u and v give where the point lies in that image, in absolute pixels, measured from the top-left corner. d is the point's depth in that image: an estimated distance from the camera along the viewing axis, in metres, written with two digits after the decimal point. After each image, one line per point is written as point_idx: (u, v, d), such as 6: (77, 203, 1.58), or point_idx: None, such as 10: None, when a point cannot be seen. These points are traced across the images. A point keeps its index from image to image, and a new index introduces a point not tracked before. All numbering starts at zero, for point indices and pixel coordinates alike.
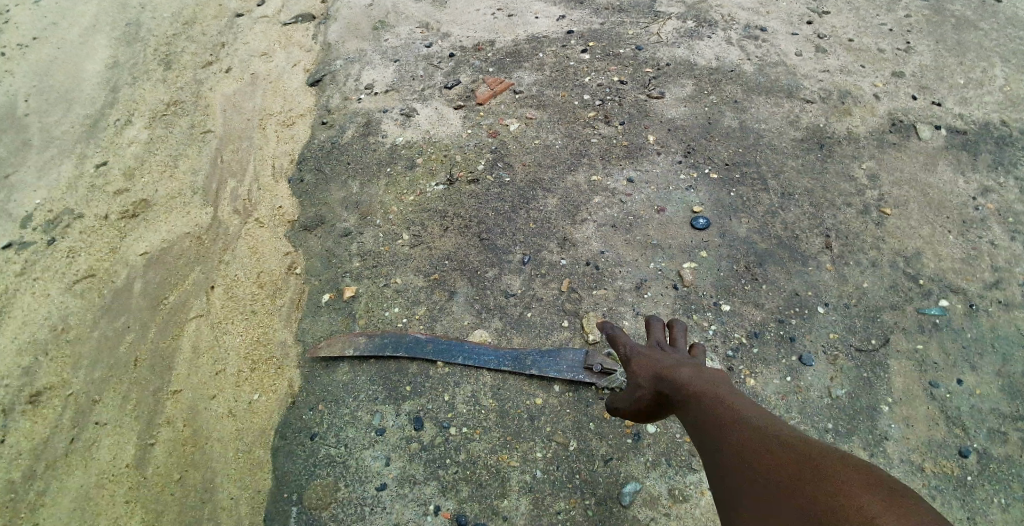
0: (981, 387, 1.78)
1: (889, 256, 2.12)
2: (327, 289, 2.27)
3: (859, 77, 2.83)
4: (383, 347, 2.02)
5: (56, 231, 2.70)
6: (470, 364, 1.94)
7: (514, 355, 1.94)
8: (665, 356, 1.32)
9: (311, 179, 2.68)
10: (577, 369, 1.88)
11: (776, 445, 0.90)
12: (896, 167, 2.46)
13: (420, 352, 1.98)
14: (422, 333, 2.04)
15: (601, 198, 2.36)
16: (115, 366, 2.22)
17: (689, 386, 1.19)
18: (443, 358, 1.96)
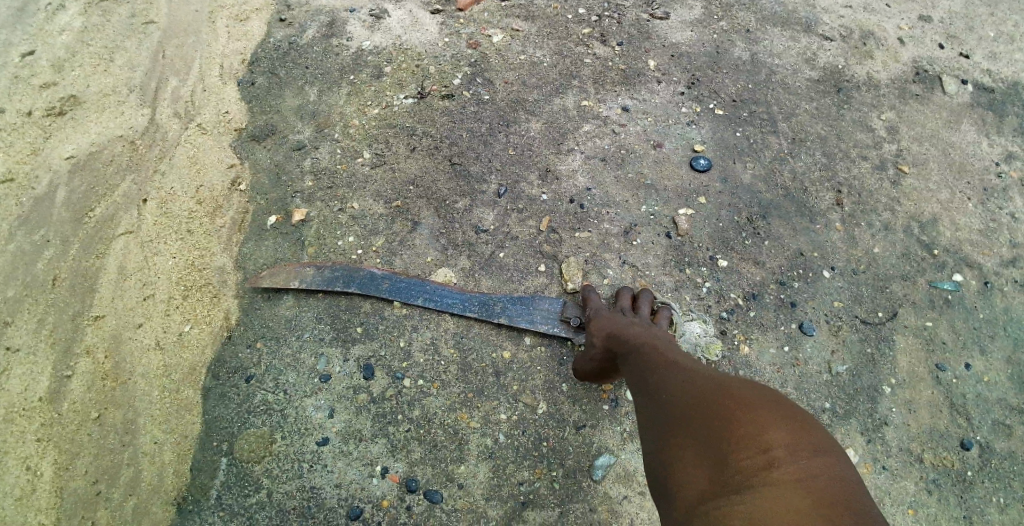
0: (990, 374, 1.64)
1: (902, 220, 1.94)
2: (275, 213, 1.99)
3: (884, 17, 2.54)
4: (332, 280, 1.79)
5: None
6: (431, 306, 1.72)
7: (481, 300, 1.73)
8: (623, 318, 1.51)
9: (263, 83, 2.33)
10: (552, 321, 1.69)
11: (699, 386, 1.01)
12: (916, 121, 2.24)
13: (375, 289, 1.76)
14: (380, 269, 1.81)
15: (591, 127, 2.09)
16: (29, 284, 1.86)
17: (639, 342, 1.35)
18: (400, 298, 1.74)
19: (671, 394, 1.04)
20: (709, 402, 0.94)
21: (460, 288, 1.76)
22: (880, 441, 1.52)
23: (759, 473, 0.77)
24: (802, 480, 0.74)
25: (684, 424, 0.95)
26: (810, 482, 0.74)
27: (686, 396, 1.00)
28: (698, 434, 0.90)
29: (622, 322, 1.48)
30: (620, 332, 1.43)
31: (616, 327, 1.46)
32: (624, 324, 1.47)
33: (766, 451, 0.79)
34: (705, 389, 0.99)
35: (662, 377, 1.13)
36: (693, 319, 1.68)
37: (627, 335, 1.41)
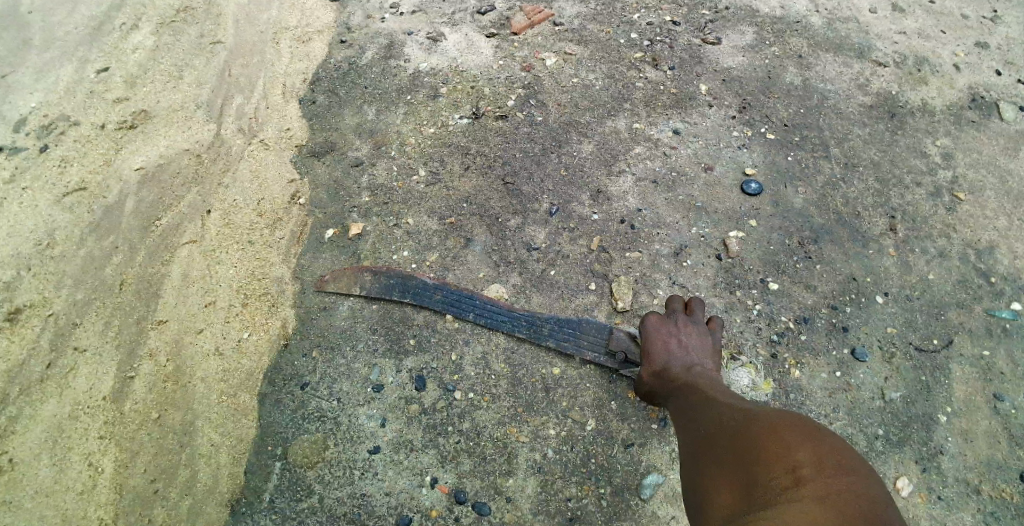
0: None
1: (959, 247, 1.91)
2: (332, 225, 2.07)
3: (939, 43, 2.51)
4: (389, 288, 1.86)
5: (46, 138, 2.42)
6: (481, 322, 1.76)
7: (530, 321, 1.76)
8: (675, 341, 1.49)
9: (323, 102, 2.43)
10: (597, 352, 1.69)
11: (739, 420, 1.02)
12: (974, 148, 2.19)
13: (427, 303, 1.82)
14: (433, 279, 1.87)
15: (642, 149, 2.11)
16: (99, 288, 2.02)
17: (689, 372, 1.36)
18: (453, 311, 1.79)
19: (714, 425, 1.05)
20: (747, 434, 0.95)
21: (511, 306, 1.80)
22: (936, 471, 1.47)
23: (784, 492, 0.77)
24: (829, 495, 0.73)
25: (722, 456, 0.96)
26: (837, 495, 0.73)
27: (725, 433, 1.01)
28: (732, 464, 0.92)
29: (672, 343, 1.47)
30: (671, 360, 1.44)
31: (665, 351, 1.46)
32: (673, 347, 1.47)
33: (793, 472, 0.79)
34: (745, 421, 0.99)
35: (707, 410, 1.14)
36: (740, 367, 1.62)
37: (677, 365, 1.42)
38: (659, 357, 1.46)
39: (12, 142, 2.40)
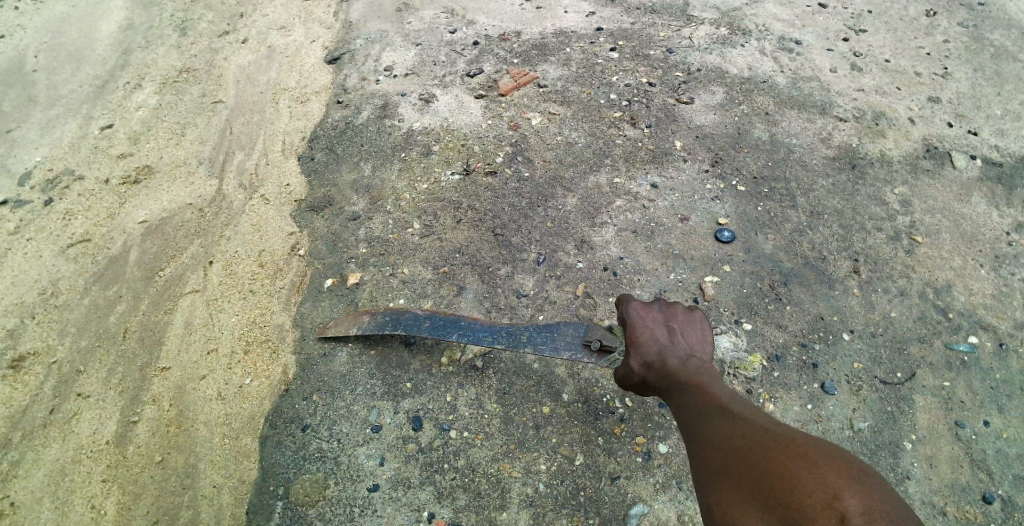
0: (1009, 431, 1.71)
1: (918, 286, 2.06)
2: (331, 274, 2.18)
3: (894, 99, 2.73)
4: (377, 323, 1.95)
5: (51, 192, 2.63)
6: (464, 340, 1.85)
7: (509, 332, 1.85)
8: (660, 335, 1.47)
9: (322, 159, 2.58)
10: (574, 346, 1.76)
11: (750, 438, 1.08)
12: (929, 195, 2.37)
13: (414, 329, 1.90)
14: (422, 310, 1.97)
15: (623, 202, 2.26)
16: (103, 336, 2.13)
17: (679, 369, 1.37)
18: (438, 333, 1.87)
19: (729, 441, 1.10)
20: (761, 450, 1.03)
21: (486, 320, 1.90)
22: (903, 494, 1.58)
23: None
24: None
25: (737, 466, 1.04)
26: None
27: (740, 450, 1.06)
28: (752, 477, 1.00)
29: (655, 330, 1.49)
30: (656, 347, 1.45)
31: (650, 340, 1.47)
32: (657, 333, 1.48)
33: (833, 504, 0.86)
34: (762, 440, 1.06)
35: (707, 414, 1.21)
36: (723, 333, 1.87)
37: (663, 352, 1.43)
38: (644, 346, 1.46)
39: (17, 196, 2.63)
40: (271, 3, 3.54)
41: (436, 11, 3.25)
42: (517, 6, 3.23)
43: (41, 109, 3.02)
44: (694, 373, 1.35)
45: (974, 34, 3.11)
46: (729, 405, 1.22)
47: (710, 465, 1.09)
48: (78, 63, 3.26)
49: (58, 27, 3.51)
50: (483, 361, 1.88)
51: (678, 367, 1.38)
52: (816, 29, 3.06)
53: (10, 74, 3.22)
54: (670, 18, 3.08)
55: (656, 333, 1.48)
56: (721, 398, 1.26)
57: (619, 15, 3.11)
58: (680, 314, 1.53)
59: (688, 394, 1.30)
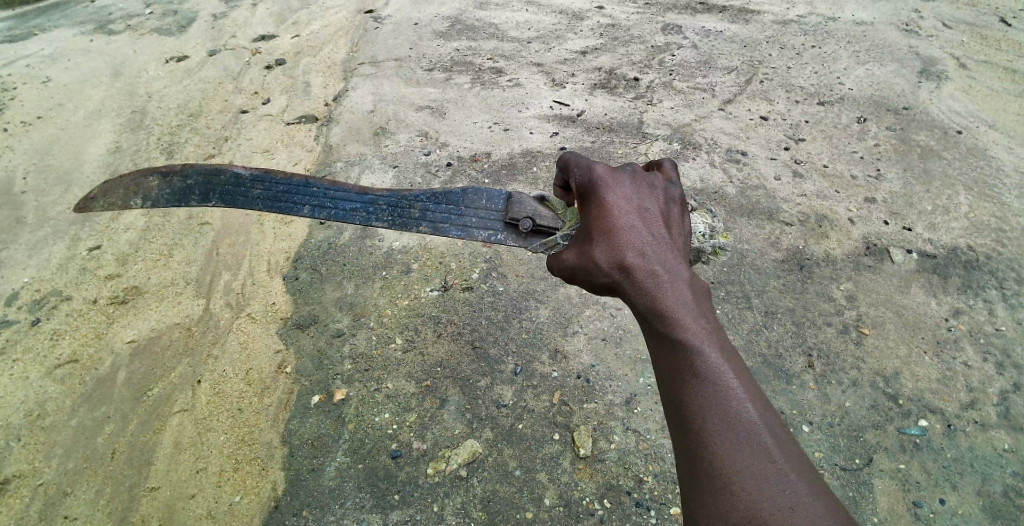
0: (962, 506, 1.96)
1: (868, 376, 2.28)
2: (150, 177, 1.95)
3: (834, 201, 3.04)
4: (238, 198, 1.79)
5: (39, 311, 2.78)
6: (319, 211, 1.71)
7: (394, 208, 1.68)
8: (635, 223, 1.26)
9: (306, 277, 2.69)
10: (496, 226, 1.59)
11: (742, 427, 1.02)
12: (873, 288, 2.62)
13: (296, 213, 1.72)
14: (242, 170, 1.83)
15: (592, 311, 2.42)
16: (90, 457, 2.21)
17: (660, 277, 1.18)
18: (269, 203, 1.75)
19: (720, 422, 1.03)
20: (753, 434, 1.02)
21: (373, 193, 1.72)
22: None
23: None
24: None
25: (717, 437, 1.02)
26: None
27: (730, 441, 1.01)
28: (729, 460, 0.99)
29: (632, 216, 1.26)
30: (634, 248, 1.22)
31: (625, 228, 1.24)
32: (633, 217, 1.26)
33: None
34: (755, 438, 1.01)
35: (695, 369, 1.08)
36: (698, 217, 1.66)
37: (644, 255, 1.21)
38: (619, 234, 1.24)
39: (4, 315, 2.79)
40: (255, 127, 3.86)
41: (411, 135, 3.60)
42: (486, 128, 3.60)
43: (30, 231, 3.25)
44: (676, 278, 1.18)
45: (902, 137, 3.50)
46: (715, 337, 1.12)
47: (690, 422, 1.05)
48: (66, 186, 3.54)
49: (48, 151, 3.80)
50: (466, 470, 1.98)
51: (660, 267, 1.19)
52: (759, 140, 3.43)
53: (0, 197, 3.49)
54: (625, 136, 3.47)
55: (633, 220, 1.26)
56: (703, 321, 1.14)
57: (580, 134, 3.50)
58: (656, 193, 1.33)
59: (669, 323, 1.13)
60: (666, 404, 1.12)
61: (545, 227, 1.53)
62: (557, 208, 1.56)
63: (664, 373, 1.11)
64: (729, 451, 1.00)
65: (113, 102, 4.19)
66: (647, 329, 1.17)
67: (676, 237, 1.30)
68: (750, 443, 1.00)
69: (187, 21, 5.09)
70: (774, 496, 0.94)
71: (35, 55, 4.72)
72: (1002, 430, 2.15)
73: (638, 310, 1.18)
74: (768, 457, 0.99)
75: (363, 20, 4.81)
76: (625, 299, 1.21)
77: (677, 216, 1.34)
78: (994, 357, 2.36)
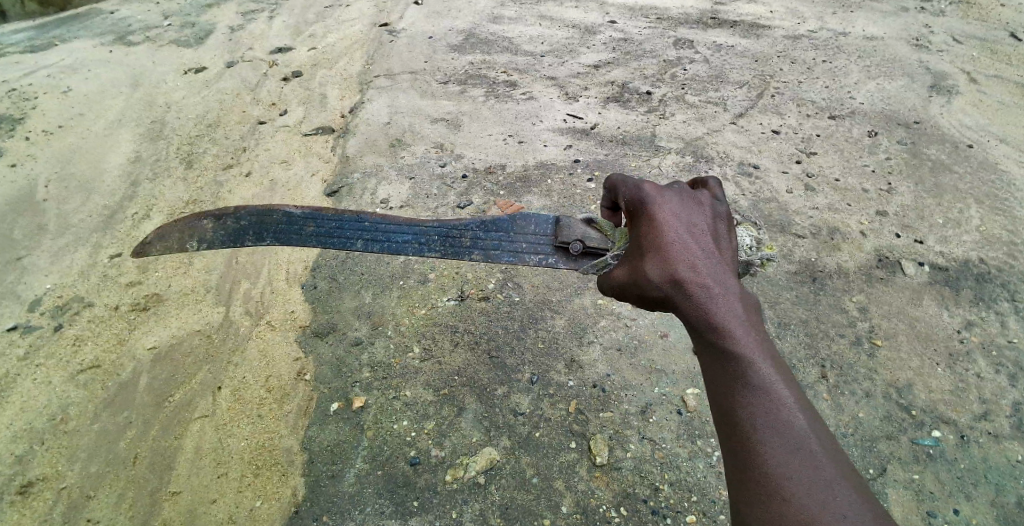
0: (977, 518, 1.97)
1: (881, 388, 2.30)
2: (204, 220, 2.02)
3: (846, 214, 3.07)
4: (292, 236, 1.83)
5: (63, 317, 2.85)
6: (375, 246, 1.77)
7: (442, 235, 1.74)
8: (686, 239, 1.32)
9: (325, 286, 2.74)
10: (546, 250, 1.64)
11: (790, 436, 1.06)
12: (885, 300, 2.64)
13: (349, 247, 1.78)
14: (296, 210, 1.90)
15: (606, 322, 2.46)
16: (113, 461, 2.26)
17: (711, 288, 1.22)
18: (320, 239, 1.80)
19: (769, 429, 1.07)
20: (800, 441, 1.05)
21: (423, 225, 1.77)
22: None
23: None
24: None
25: (767, 444, 1.06)
26: None
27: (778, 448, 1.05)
28: (779, 466, 1.03)
29: (683, 232, 1.33)
30: (685, 260, 1.28)
31: (676, 242, 1.31)
32: (684, 234, 1.33)
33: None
34: (803, 446, 1.05)
35: (745, 378, 1.12)
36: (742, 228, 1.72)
37: (695, 266, 1.26)
38: (671, 248, 1.30)
39: (28, 320, 2.85)
40: (273, 138, 3.94)
41: (427, 147, 3.67)
42: (501, 140, 3.66)
43: (53, 238, 3.33)
44: (727, 291, 1.23)
45: (913, 151, 3.53)
46: (765, 348, 1.17)
47: (739, 430, 1.09)
48: (88, 194, 3.62)
49: (70, 161, 3.89)
50: (484, 477, 2.01)
51: (711, 280, 1.24)
52: (771, 154, 3.47)
53: (24, 205, 3.57)
54: (638, 149, 3.52)
55: (683, 236, 1.32)
56: (754, 332, 1.18)
57: (593, 147, 3.55)
58: (705, 213, 1.41)
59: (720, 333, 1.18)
60: (716, 412, 1.16)
61: (595, 248, 1.58)
62: (606, 229, 1.61)
63: (715, 382, 1.16)
64: (780, 458, 1.04)
65: (133, 113, 4.28)
66: (697, 339, 1.22)
67: (723, 254, 1.36)
68: (801, 450, 1.04)
69: (206, 34, 5.21)
70: (825, 501, 0.97)
71: (58, 66, 4.84)
72: (1016, 442, 2.16)
73: (689, 321, 1.23)
74: (819, 464, 1.02)
75: (378, 33, 4.91)
76: (676, 311, 1.26)
77: (724, 234, 1.41)
78: (1007, 370, 2.38)
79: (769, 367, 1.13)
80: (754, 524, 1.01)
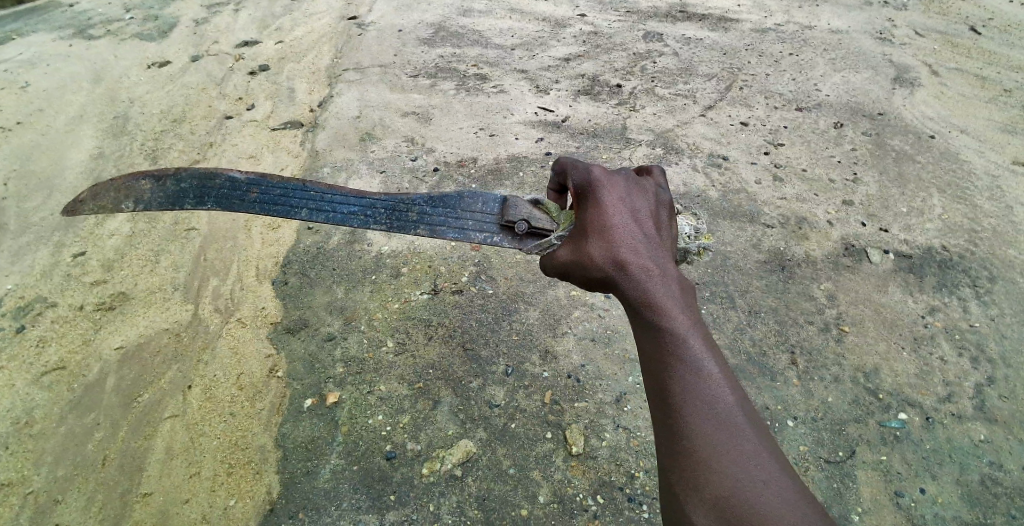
0: (941, 496, 2.03)
1: (849, 372, 2.36)
2: (141, 181, 1.94)
3: (813, 204, 3.13)
4: (235, 202, 1.80)
5: (24, 318, 2.75)
6: (317, 217, 1.71)
7: (388, 207, 1.71)
8: (627, 222, 1.32)
9: (296, 282, 2.70)
10: (492, 228, 1.61)
11: (718, 407, 1.07)
12: (851, 288, 2.70)
13: (293, 215, 1.73)
14: (239, 174, 1.84)
15: (580, 312, 2.46)
16: (81, 464, 2.20)
17: (650, 270, 1.23)
18: (262, 208, 1.76)
19: (698, 403, 1.08)
20: (726, 411, 1.07)
21: (371, 197, 1.74)
22: None
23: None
24: None
25: (696, 416, 1.06)
26: None
27: (706, 419, 1.06)
28: (705, 435, 1.04)
29: (626, 216, 1.34)
30: (625, 244, 1.28)
31: (619, 225, 1.32)
32: (628, 218, 1.34)
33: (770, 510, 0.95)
34: (728, 418, 1.06)
35: (677, 353, 1.12)
36: (682, 217, 1.69)
37: (634, 251, 1.27)
38: (614, 231, 1.31)
39: None
40: (240, 132, 3.86)
41: (398, 140, 3.63)
42: (472, 134, 3.64)
43: (13, 237, 3.21)
44: (666, 273, 1.25)
45: (877, 141, 3.61)
46: (699, 325, 1.18)
47: (671, 404, 1.09)
48: (49, 191, 3.51)
49: (29, 157, 3.75)
50: (461, 469, 2.01)
51: (650, 262, 1.25)
52: (740, 145, 3.52)
53: None
54: (610, 141, 3.54)
55: (625, 219, 1.33)
56: (690, 312, 1.20)
57: (565, 140, 3.56)
58: (649, 198, 1.41)
59: (656, 312, 1.18)
60: (648, 387, 1.16)
61: (540, 229, 1.55)
62: (552, 211, 1.58)
63: (650, 358, 1.16)
64: (707, 429, 1.05)
65: (94, 108, 4.15)
66: (634, 318, 1.23)
67: (663, 237, 1.38)
68: (727, 423, 1.05)
69: (169, 26, 5.06)
70: (746, 471, 1.00)
71: (13, 60, 4.66)
72: (978, 422, 2.24)
73: (627, 300, 1.23)
74: (743, 436, 1.04)
75: (346, 26, 4.83)
76: (617, 292, 1.26)
77: (665, 221, 1.42)
78: (969, 352, 2.46)
79: (701, 344, 1.14)
80: (681, 491, 1.02)
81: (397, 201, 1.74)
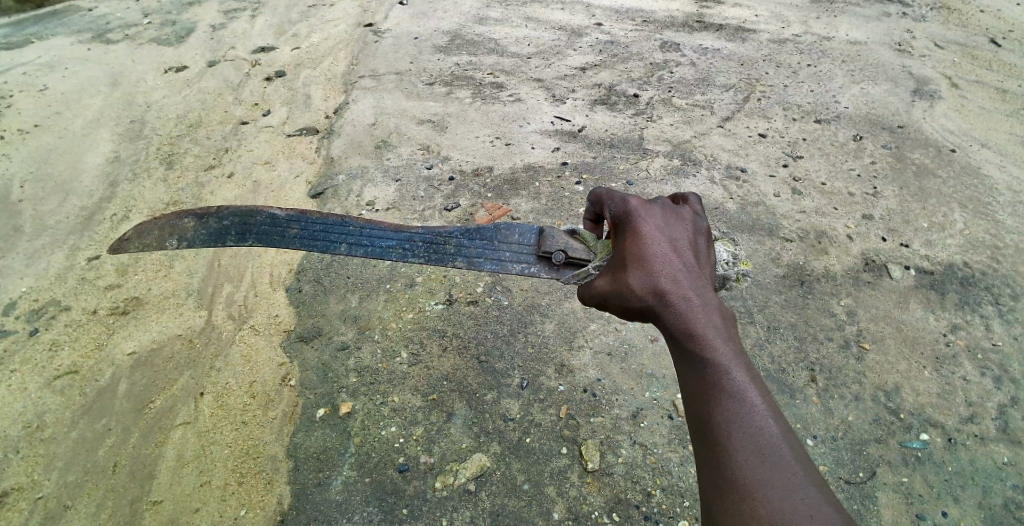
0: (966, 520, 1.98)
1: (870, 390, 2.32)
2: (184, 218, 1.96)
3: (833, 218, 3.08)
4: (275, 238, 1.80)
5: (38, 322, 2.76)
6: (358, 252, 1.72)
7: (426, 242, 1.71)
8: (666, 251, 1.31)
9: (310, 290, 2.69)
10: (529, 259, 1.61)
11: (762, 438, 1.05)
12: (872, 304, 2.65)
13: (332, 250, 1.73)
14: (280, 212, 1.86)
15: (597, 325, 2.44)
16: (91, 470, 2.20)
17: (689, 300, 1.22)
18: (303, 243, 1.75)
19: (741, 433, 1.06)
20: (770, 442, 1.05)
21: (408, 230, 1.75)
22: None
23: None
24: None
25: (740, 449, 1.05)
26: None
27: (750, 453, 1.04)
28: (748, 467, 1.02)
29: (664, 244, 1.32)
30: (664, 274, 1.27)
31: (659, 254, 1.30)
32: (667, 246, 1.32)
33: None
34: (772, 449, 1.04)
35: (719, 384, 1.11)
36: (718, 242, 1.67)
37: (674, 280, 1.25)
38: (652, 260, 1.29)
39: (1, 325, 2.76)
40: (255, 138, 3.88)
41: (413, 148, 3.63)
42: (488, 142, 3.63)
43: (29, 240, 3.24)
44: (707, 303, 1.23)
45: (897, 154, 3.56)
46: (740, 356, 1.16)
47: (712, 438, 1.08)
48: (65, 194, 3.53)
49: (46, 160, 3.80)
50: (474, 483, 1.98)
51: (691, 292, 1.24)
52: (758, 157, 3.48)
53: None
54: (626, 151, 3.52)
55: (664, 247, 1.31)
56: (731, 342, 1.18)
57: (581, 149, 3.54)
58: (687, 225, 1.39)
59: (696, 342, 1.17)
60: (689, 419, 1.15)
61: (577, 260, 1.55)
62: (589, 241, 1.57)
63: (690, 390, 1.15)
64: (750, 462, 1.03)
65: (111, 112, 4.19)
66: (675, 349, 1.21)
67: (703, 266, 1.36)
68: (771, 455, 1.03)
69: (187, 32, 5.12)
70: (793, 504, 0.97)
71: (33, 64, 4.72)
72: (1002, 444, 2.18)
73: (668, 330, 1.22)
74: (789, 469, 1.02)
75: (363, 33, 4.85)
76: (657, 322, 1.25)
77: (705, 249, 1.39)
78: (993, 372, 2.40)
79: (744, 376, 1.12)
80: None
81: (434, 235, 1.74)
